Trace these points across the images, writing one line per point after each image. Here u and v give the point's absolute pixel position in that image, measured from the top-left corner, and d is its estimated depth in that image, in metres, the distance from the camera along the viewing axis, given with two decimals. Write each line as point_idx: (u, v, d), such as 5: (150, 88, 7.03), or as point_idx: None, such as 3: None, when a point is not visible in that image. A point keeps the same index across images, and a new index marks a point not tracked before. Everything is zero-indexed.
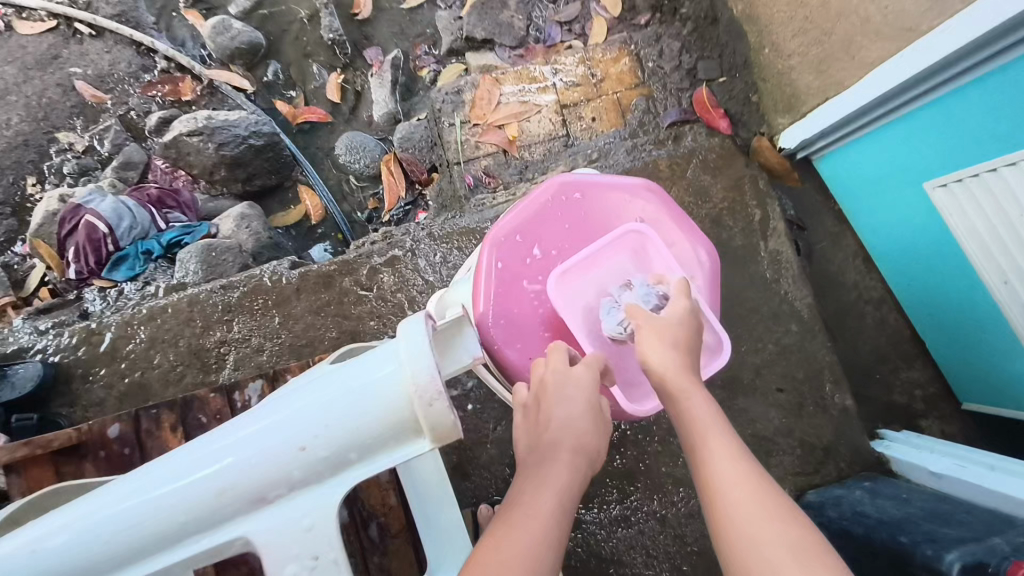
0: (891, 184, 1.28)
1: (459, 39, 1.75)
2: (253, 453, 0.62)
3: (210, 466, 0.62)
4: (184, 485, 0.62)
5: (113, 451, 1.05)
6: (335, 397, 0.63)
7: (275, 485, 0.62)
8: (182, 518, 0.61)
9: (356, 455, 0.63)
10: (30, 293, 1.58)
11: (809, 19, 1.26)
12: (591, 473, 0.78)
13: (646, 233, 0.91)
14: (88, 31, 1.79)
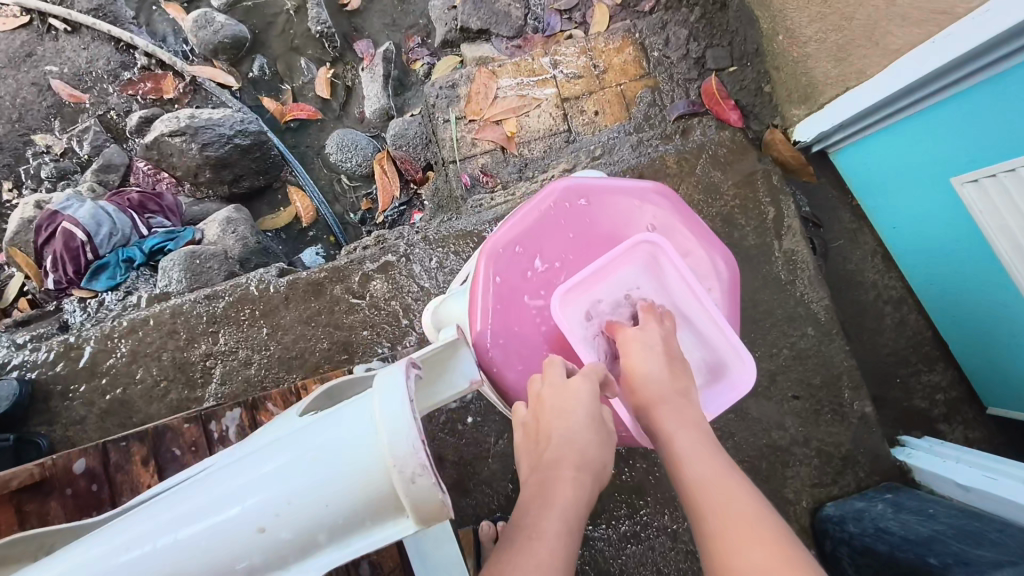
0: (916, 180, 1.20)
1: (453, 30, 1.67)
2: (204, 533, 0.52)
3: (155, 546, 0.52)
4: (125, 567, 0.52)
5: (80, 486, 1.00)
6: (305, 464, 0.53)
7: (230, 572, 0.52)
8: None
9: (324, 538, 0.52)
10: (8, 304, 1.51)
11: (827, 3, 1.18)
12: (597, 489, 0.73)
13: (658, 242, 0.83)
14: (64, 27, 1.70)
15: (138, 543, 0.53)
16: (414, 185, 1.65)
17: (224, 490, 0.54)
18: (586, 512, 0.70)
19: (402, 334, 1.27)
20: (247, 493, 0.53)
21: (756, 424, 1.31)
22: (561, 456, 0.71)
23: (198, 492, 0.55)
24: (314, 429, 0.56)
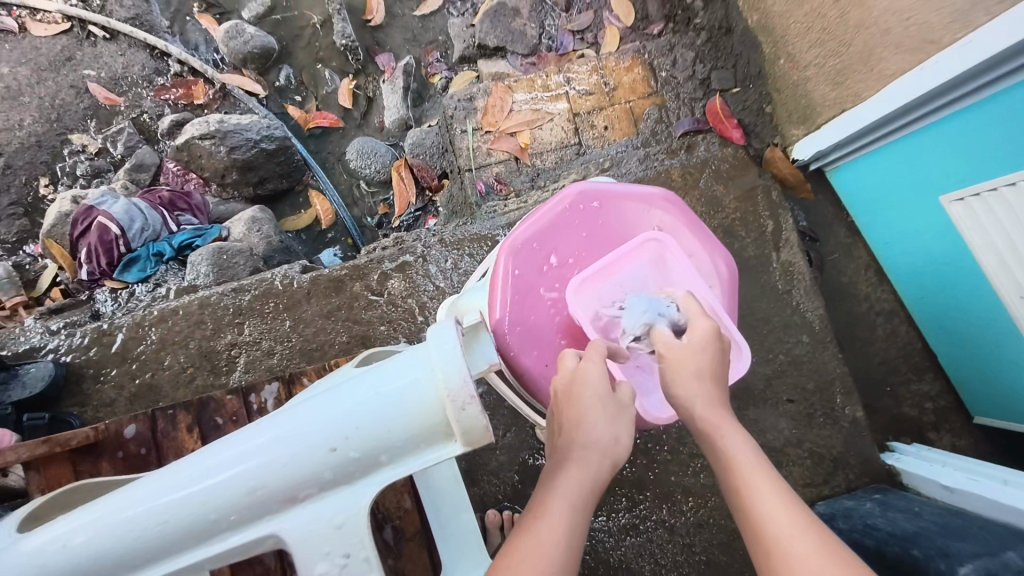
0: (907, 197, 1.28)
1: (471, 47, 1.76)
2: (282, 454, 0.60)
3: (237, 466, 0.59)
4: (213, 484, 0.59)
5: (130, 450, 1.07)
6: (368, 398, 0.61)
7: (306, 486, 0.60)
8: (210, 518, 0.60)
9: (387, 457, 0.61)
10: (41, 293, 1.58)
11: (826, 30, 1.26)
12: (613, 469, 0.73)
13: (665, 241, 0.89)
14: (102, 34, 1.79)
15: (219, 466, 0.60)
16: (429, 192, 1.72)
17: (294, 421, 0.61)
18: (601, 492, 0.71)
19: (418, 329, 1.34)
20: (317, 420, 0.60)
21: (752, 425, 1.37)
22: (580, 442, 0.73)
23: (268, 423, 0.63)
24: (367, 372, 0.64)
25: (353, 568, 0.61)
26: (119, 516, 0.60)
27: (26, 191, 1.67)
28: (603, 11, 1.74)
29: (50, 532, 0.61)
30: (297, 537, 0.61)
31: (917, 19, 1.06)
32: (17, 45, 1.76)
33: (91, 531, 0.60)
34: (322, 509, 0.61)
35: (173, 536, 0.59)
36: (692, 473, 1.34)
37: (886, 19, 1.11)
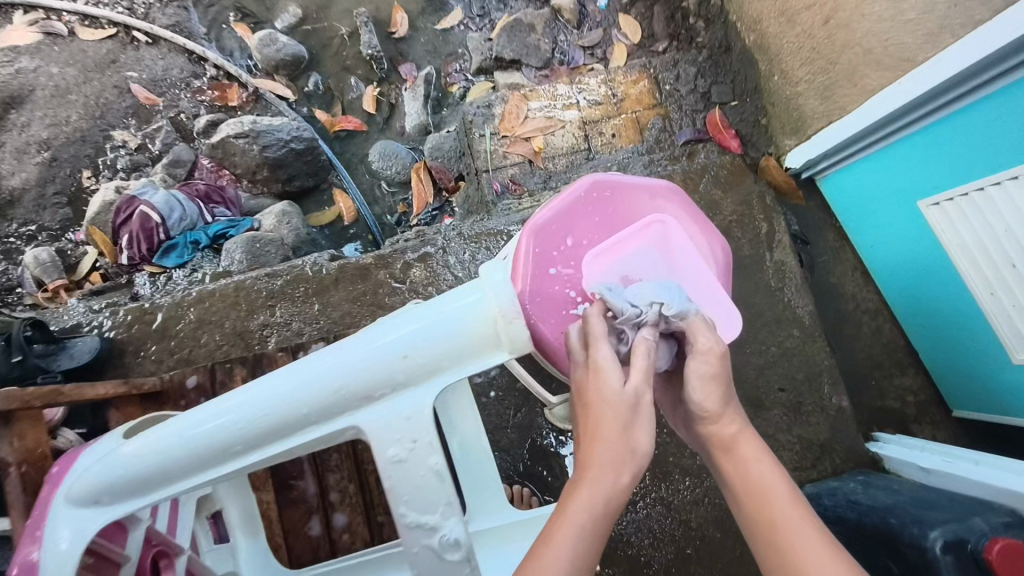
0: (889, 203, 1.40)
1: (489, 59, 1.89)
2: (364, 360, 0.74)
3: (329, 369, 0.74)
4: (308, 382, 0.74)
5: (192, 400, 1.19)
6: (433, 316, 0.75)
7: (382, 385, 0.74)
8: (303, 411, 0.74)
9: (447, 363, 0.75)
10: (82, 277, 1.70)
11: (816, 49, 1.40)
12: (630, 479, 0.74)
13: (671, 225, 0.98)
14: (145, 39, 1.91)
15: (305, 372, 0.74)
16: (446, 193, 1.83)
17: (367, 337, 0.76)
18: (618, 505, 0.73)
19: None
20: (393, 334, 0.75)
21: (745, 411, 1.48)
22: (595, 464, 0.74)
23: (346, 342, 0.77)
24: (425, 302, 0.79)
25: (420, 451, 0.73)
26: (224, 415, 0.74)
27: (71, 181, 1.79)
28: (612, 29, 1.88)
29: (164, 432, 0.75)
30: (374, 427, 0.74)
31: (893, 40, 1.21)
32: (65, 47, 1.89)
33: (207, 421, 0.74)
34: (394, 405, 0.75)
35: (274, 426, 0.74)
36: (689, 454, 1.44)
37: (868, 40, 1.26)
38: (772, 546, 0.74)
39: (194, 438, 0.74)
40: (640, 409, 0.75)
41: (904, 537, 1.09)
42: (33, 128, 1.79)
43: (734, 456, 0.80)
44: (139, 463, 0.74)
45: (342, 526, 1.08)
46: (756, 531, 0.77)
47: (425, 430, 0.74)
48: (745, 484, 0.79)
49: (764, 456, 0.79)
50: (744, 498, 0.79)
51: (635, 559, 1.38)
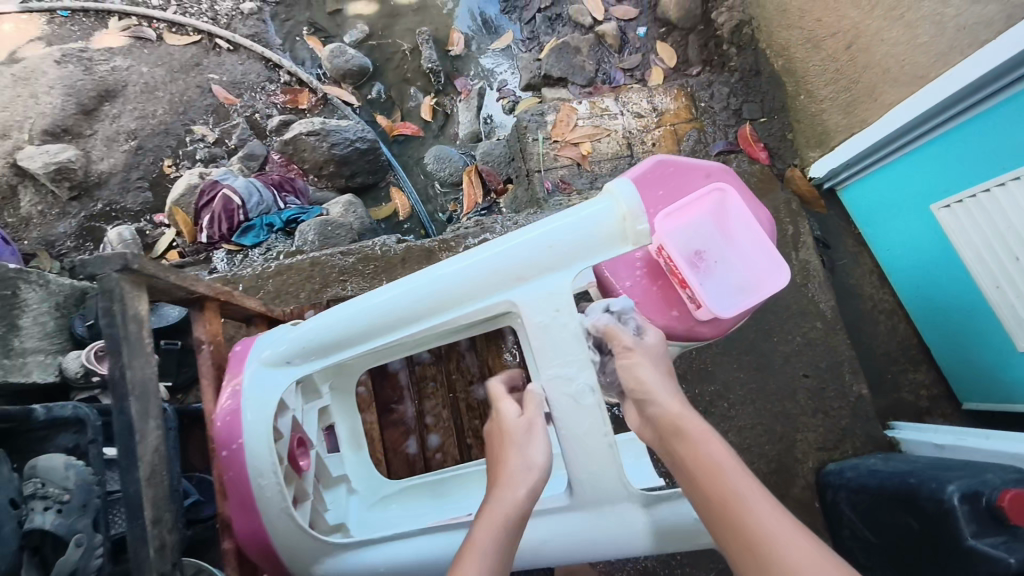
0: (904, 209, 1.56)
1: (538, 76, 2.08)
2: (514, 249, 0.92)
3: (487, 255, 0.92)
4: (471, 265, 0.92)
5: None
6: (570, 217, 0.92)
7: (531, 268, 0.91)
8: (464, 289, 0.92)
9: (583, 253, 0.92)
10: (159, 255, 1.84)
11: (839, 71, 1.61)
12: (534, 493, 0.83)
13: (728, 199, 1.11)
14: (227, 46, 2.11)
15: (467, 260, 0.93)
16: (494, 194, 1.98)
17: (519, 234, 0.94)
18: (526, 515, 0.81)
19: None
20: (539, 230, 0.92)
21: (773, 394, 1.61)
22: (505, 479, 0.84)
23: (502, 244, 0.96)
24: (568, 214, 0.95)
25: (562, 319, 0.91)
26: (391, 297, 0.94)
27: (153, 168, 1.95)
28: (649, 55, 2.09)
29: (341, 310, 0.96)
30: (525, 301, 0.92)
31: (910, 60, 1.40)
32: (154, 50, 2.08)
33: (382, 297, 0.94)
34: (542, 283, 0.92)
35: (439, 300, 0.93)
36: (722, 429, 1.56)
37: (887, 61, 1.46)
38: (722, 514, 0.75)
39: (366, 312, 0.94)
40: (531, 428, 0.89)
41: (925, 492, 1.21)
42: (122, 119, 1.97)
43: (686, 437, 0.84)
44: (312, 338, 0.96)
45: (435, 446, 1.24)
46: (703, 503, 0.78)
47: (564, 302, 0.92)
48: (692, 462, 0.81)
49: (712, 433, 0.83)
50: (693, 473, 0.80)
51: None
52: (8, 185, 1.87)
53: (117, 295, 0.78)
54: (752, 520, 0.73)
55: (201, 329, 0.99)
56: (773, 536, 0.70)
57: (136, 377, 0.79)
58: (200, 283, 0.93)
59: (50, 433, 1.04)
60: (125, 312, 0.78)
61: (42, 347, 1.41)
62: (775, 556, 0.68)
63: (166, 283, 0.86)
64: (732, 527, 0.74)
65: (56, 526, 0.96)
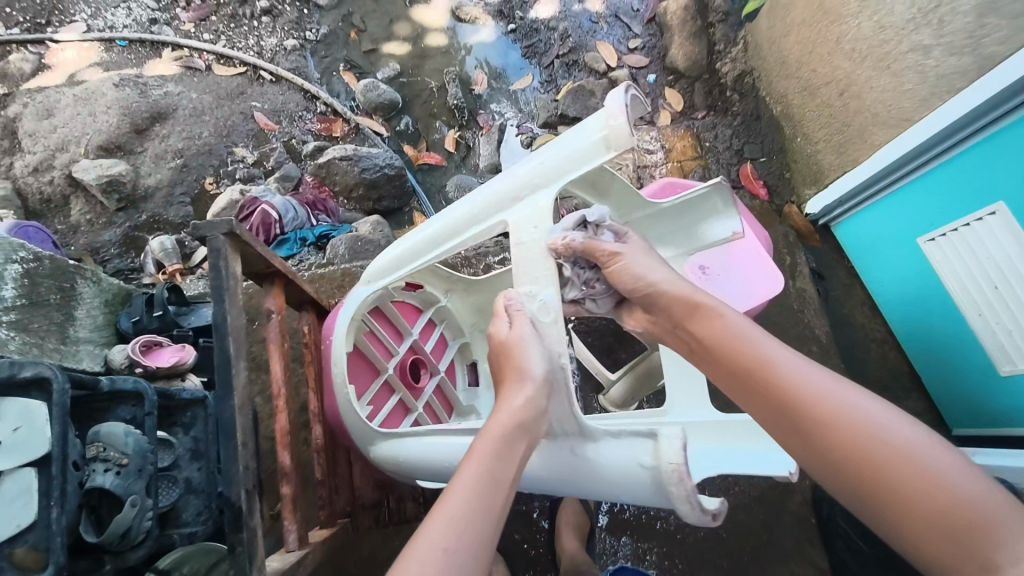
0: (894, 243, 1.69)
1: (554, 115, 2.25)
2: (517, 174, 1.07)
3: (500, 181, 1.09)
4: (486, 191, 1.09)
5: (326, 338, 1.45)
6: (564, 139, 1.03)
7: (526, 188, 1.04)
8: (475, 211, 1.09)
9: (569, 165, 1.01)
10: (196, 264, 1.98)
11: (833, 115, 1.78)
12: (529, 404, 0.84)
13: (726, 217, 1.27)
14: (270, 77, 2.29)
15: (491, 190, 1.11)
16: None
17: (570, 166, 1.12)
18: (524, 425, 0.83)
19: None
20: (539, 156, 1.06)
21: None
22: (506, 396, 0.85)
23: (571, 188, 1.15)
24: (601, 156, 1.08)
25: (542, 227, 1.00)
26: (432, 225, 1.15)
27: (195, 185, 2.11)
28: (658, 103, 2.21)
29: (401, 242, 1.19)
30: (517, 217, 1.03)
31: (896, 105, 1.56)
32: (204, 79, 2.27)
33: (427, 226, 1.16)
34: (533, 200, 1.03)
35: (459, 221, 1.10)
36: None
37: (877, 106, 1.62)
38: (747, 376, 0.82)
39: (413, 239, 1.17)
40: (523, 343, 0.90)
41: None
42: (171, 139, 2.14)
43: (698, 315, 0.90)
44: (383, 263, 1.21)
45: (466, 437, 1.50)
46: (728, 368, 0.85)
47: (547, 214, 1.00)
48: (709, 335, 0.88)
49: (722, 307, 0.89)
50: (712, 343, 0.87)
51: (674, 535, 1.59)
52: (62, 195, 2.02)
53: (222, 252, 0.93)
54: (780, 379, 0.78)
55: (270, 301, 1.09)
56: (805, 387, 0.76)
57: (234, 322, 0.92)
58: (278, 257, 1.07)
59: (111, 404, 1.14)
60: (227, 266, 0.94)
61: (92, 338, 1.52)
62: (808, 408, 0.74)
63: (252, 250, 1.01)
64: (759, 385, 0.80)
65: (114, 485, 1.02)
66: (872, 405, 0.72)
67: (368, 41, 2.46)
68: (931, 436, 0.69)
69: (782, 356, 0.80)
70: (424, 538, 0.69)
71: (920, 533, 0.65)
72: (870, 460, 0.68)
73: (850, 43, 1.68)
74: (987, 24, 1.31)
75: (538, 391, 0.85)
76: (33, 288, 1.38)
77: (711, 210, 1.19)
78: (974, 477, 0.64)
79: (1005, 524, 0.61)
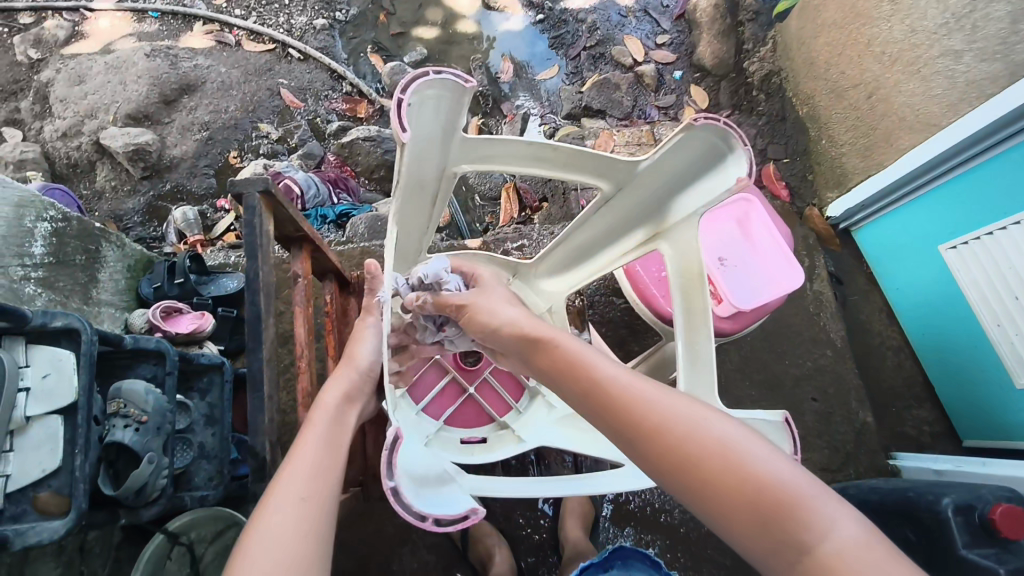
0: (916, 249, 1.67)
1: (579, 107, 2.25)
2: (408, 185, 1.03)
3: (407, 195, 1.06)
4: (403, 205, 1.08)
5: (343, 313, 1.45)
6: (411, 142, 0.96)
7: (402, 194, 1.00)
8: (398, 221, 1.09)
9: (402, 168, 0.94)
10: (217, 236, 1.99)
11: (859, 118, 1.78)
12: (345, 382, 0.94)
13: (751, 206, 1.28)
14: (297, 55, 2.31)
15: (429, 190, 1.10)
16: (529, 211, 2.12)
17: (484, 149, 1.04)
18: (343, 393, 0.92)
19: None
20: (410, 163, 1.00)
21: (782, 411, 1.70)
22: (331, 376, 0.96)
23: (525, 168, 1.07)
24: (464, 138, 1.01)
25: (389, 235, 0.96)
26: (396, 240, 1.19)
27: (219, 158, 2.13)
28: (683, 96, 2.24)
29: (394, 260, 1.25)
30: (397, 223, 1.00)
31: (924, 110, 1.55)
32: (233, 54, 2.29)
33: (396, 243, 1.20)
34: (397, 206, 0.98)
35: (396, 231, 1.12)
36: None
37: (903, 111, 1.62)
38: (579, 395, 0.79)
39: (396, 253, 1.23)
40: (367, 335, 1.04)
41: (922, 503, 1.29)
42: (198, 111, 2.16)
43: (531, 339, 0.87)
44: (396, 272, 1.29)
45: None
46: (563, 388, 0.82)
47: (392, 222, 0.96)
48: (543, 357, 0.85)
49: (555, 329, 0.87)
50: (547, 365, 0.84)
51: (677, 529, 1.59)
52: (88, 161, 2.05)
53: (256, 209, 0.95)
54: (612, 396, 0.75)
55: (297, 265, 1.10)
56: (632, 400, 0.74)
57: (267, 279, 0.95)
58: (307, 222, 1.08)
59: (134, 361, 1.16)
60: (260, 224, 0.95)
61: (113, 301, 1.54)
62: (635, 420, 0.73)
63: (285, 214, 1.02)
64: (590, 404, 0.78)
65: (133, 441, 1.04)
66: (687, 411, 0.72)
67: (397, 25, 2.46)
68: (744, 431, 0.71)
69: (609, 373, 0.78)
70: (256, 526, 0.66)
71: (740, 526, 0.64)
72: (689, 461, 0.68)
73: (879, 47, 1.67)
74: (1020, 31, 1.31)
75: (360, 376, 0.97)
76: (61, 247, 1.40)
77: (709, 150, 0.98)
78: (780, 463, 0.66)
79: (814, 502, 0.62)
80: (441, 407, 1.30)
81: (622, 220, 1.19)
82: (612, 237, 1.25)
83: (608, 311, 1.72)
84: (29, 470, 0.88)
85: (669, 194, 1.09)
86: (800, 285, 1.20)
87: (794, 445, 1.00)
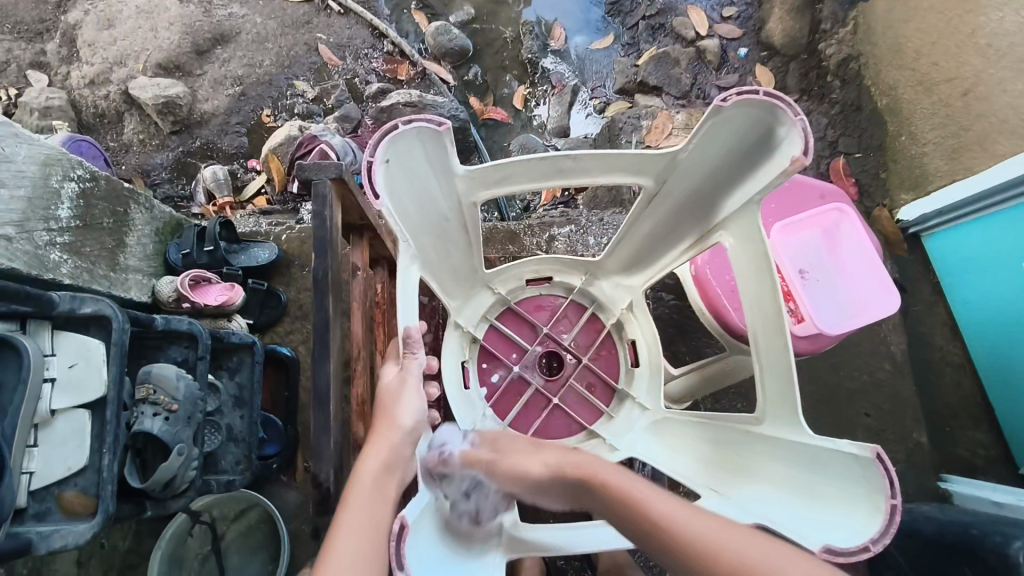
0: (994, 265, 1.52)
1: (633, 82, 2.11)
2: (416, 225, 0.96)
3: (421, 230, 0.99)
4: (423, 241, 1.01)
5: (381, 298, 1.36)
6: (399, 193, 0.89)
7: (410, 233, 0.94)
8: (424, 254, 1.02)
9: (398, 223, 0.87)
10: (246, 199, 1.90)
11: (950, 116, 1.63)
12: (386, 448, 0.84)
13: (844, 215, 1.18)
14: (338, 9, 2.16)
15: (443, 211, 1.02)
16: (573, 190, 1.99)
17: (493, 174, 0.95)
18: (388, 463, 0.83)
19: None
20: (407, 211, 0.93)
21: (831, 425, 1.61)
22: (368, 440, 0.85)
23: (546, 182, 0.99)
24: (467, 169, 0.93)
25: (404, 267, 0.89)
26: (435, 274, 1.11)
27: (252, 115, 2.02)
28: (746, 76, 2.10)
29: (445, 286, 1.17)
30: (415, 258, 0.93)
31: None
32: (269, 3, 2.15)
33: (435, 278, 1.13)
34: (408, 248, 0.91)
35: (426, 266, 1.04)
36: None
37: (1007, 111, 1.48)
38: (641, 533, 0.76)
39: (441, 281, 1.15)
40: (396, 389, 0.90)
41: (988, 545, 1.20)
42: (231, 64, 2.05)
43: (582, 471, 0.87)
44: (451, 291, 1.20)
45: None
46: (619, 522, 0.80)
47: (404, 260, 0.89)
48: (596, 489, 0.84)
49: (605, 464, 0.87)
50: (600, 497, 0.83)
51: None
52: (116, 111, 1.96)
53: (326, 195, 1.05)
54: (685, 532, 0.73)
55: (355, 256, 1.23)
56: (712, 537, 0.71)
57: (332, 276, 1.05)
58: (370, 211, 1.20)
59: (163, 342, 1.09)
60: (330, 212, 1.05)
61: (141, 267, 1.45)
62: (714, 558, 0.69)
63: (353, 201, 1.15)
64: (658, 543, 0.74)
65: (161, 432, 0.97)
66: (773, 551, 0.69)
67: None
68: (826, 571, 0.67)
69: (678, 508, 0.76)
70: None
71: None
72: None
73: (985, 38, 1.54)
74: None
75: (400, 439, 0.86)
76: (88, 209, 1.31)
77: (751, 121, 0.87)
78: None
79: None
80: (527, 423, 1.23)
81: (671, 214, 1.09)
82: (673, 230, 1.13)
83: (655, 308, 1.62)
84: (55, 467, 0.81)
85: (716, 182, 0.99)
86: (891, 313, 1.13)
87: (891, 483, 0.79)
